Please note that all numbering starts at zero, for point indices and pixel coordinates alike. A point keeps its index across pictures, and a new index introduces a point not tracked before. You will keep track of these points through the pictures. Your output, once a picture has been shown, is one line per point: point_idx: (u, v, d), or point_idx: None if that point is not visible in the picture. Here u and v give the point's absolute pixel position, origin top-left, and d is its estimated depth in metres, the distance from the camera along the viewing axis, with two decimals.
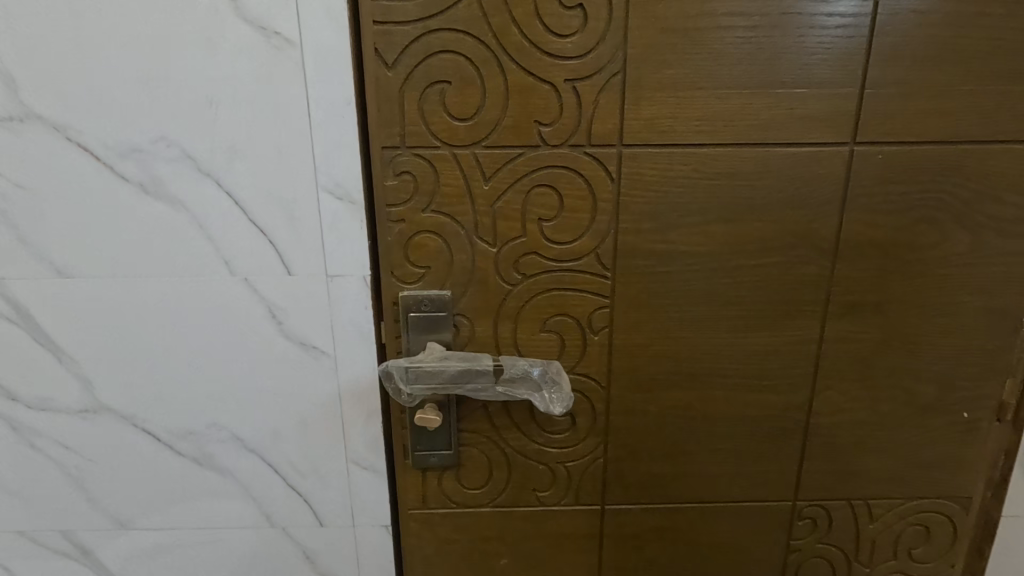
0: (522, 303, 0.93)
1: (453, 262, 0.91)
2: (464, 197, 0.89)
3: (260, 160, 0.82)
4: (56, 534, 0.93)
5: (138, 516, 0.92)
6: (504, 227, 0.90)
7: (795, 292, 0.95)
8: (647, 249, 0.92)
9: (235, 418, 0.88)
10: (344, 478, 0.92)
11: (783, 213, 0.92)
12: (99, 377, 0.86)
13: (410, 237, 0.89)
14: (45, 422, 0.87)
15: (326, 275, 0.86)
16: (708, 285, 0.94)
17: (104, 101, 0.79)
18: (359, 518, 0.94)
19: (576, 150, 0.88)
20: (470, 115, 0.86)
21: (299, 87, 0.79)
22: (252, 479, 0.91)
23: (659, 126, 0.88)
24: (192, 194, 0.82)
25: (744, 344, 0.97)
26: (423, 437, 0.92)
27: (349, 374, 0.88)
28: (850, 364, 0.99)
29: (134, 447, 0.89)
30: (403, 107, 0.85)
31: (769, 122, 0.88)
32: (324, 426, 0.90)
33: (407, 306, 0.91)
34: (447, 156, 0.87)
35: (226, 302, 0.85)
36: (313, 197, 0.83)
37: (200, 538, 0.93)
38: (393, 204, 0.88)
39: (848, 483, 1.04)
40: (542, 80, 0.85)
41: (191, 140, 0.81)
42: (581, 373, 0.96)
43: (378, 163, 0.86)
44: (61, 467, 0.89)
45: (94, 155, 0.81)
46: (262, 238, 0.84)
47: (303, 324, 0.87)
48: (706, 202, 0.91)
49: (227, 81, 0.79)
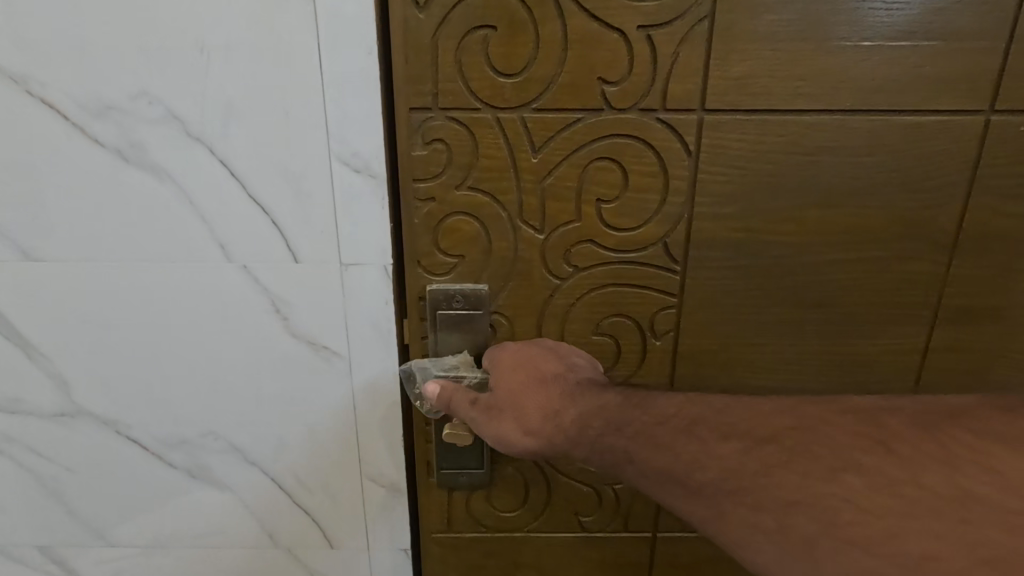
0: (573, 301, 0.78)
1: (492, 250, 0.75)
2: (508, 171, 0.73)
3: (260, 124, 0.66)
4: (33, 549, 0.82)
5: (124, 532, 0.81)
6: (555, 210, 0.74)
7: (899, 294, 0.79)
8: (726, 239, 0.76)
9: (234, 425, 0.77)
10: (358, 496, 0.80)
11: (895, 198, 0.75)
12: (77, 375, 0.74)
13: (441, 219, 0.74)
14: (19, 426, 0.76)
15: (340, 264, 0.72)
16: (796, 283, 0.78)
17: (64, 45, 0.63)
18: (374, 541, 0.82)
19: (646, 115, 0.72)
20: (518, 70, 0.69)
21: (308, 33, 0.63)
22: (254, 494, 0.80)
23: (751, 86, 0.70)
24: (180, 164, 0.67)
25: (832, 351, 0.81)
26: (450, 454, 0.78)
27: (365, 376, 0.76)
28: (954, 376, 0.83)
29: (119, 457, 0.77)
30: (437, 58, 0.68)
31: (889, 83, 0.70)
32: (336, 436, 0.78)
33: (436, 302, 0.76)
34: (488, 122, 0.71)
35: (222, 294, 0.72)
36: (325, 172, 0.69)
37: (193, 556, 0.82)
38: (420, 179, 0.72)
39: None
40: (610, 28, 0.68)
41: (174, 95, 0.65)
42: (637, 383, 0.82)
43: (404, 130, 0.70)
44: (36, 476, 0.78)
45: (60, 112, 0.65)
46: (264, 219, 0.70)
47: (313, 320, 0.74)
48: (802, 184, 0.74)
49: (218, 22, 0.62)
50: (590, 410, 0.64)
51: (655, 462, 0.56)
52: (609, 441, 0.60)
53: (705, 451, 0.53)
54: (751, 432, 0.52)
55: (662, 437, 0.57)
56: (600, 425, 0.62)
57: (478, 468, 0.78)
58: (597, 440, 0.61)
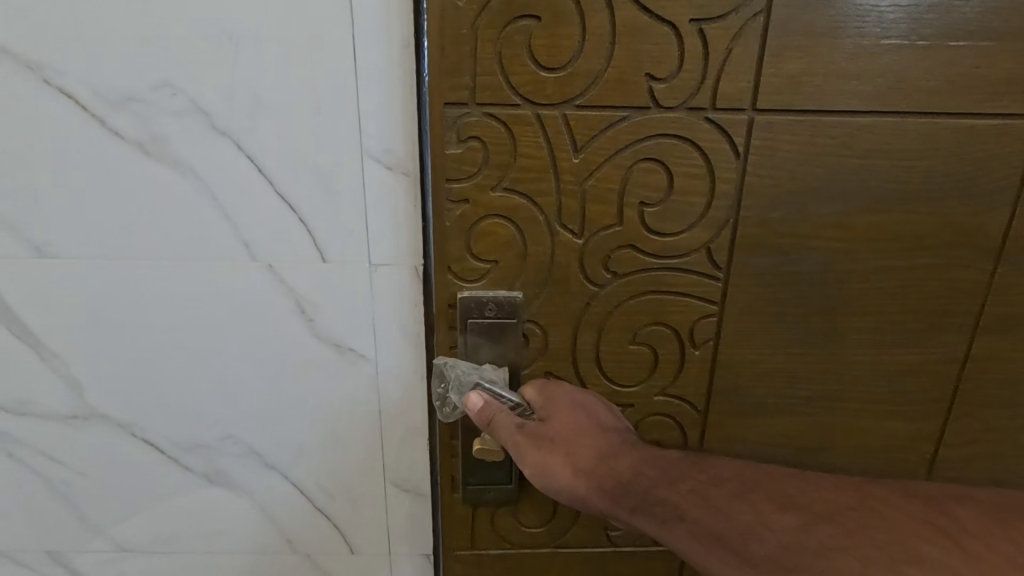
0: (612, 309, 0.74)
1: (528, 255, 0.70)
2: (548, 171, 0.67)
3: (290, 118, 0.62)
4: (40, 554, 0.78)
5: (137, 536, 0.78)
6: (595, 213, 0.69)
7: (943, 304, 0.75)
8: (770, 244, 0.72)
9: (254, 428, 0.74)
10: (381, 500, 0.78)
11: (944, 204, 0.71)
12: (92, 377, 0.71)
13: (475, 222, 0.68)
14: (27, 429, 0.72)
15: (368, 263, 0.69)
16: (840, 290, 0.74)
17: (85, 31, 0.58)
18: (395, 546, 0.80)
19: (694, 115, 0.67)
20: (562, 64, 0.64)
21: (343, 22, 0.60)
22: (272, 498, 0.77)
23: (805, 84, 0.66)
24: (205, 158, 0.63)
25: (871, 361, 0.78)
26: (476, 469, 0.74)
27: (390, 380, 0.74)
28: (997, 388, 0.79)
29: (133, 459, 0.74)
30: (476, 49, 0.62)
31: (944, 84, 0.67)
32: (358, 439, 0.75)
33: (467, 310, 0.71)
34: (529, 120, 0.65)
35: (245, 295, 0.69)
36: (355, 171, 0.65)
37: (207, 561, 0.80)
38: (453, 180, 0.66)
39: None
40: (661, 21, 0.63)
41: (197, 82, 0.60)
42: (673, 394, 0.78)
43: (438, 128, 0.64)
44: (45, 479, 0.74)
45: (80, 104, 0.61)
46: (292, 218, 0.67)
47: (338, 322, 0.71)
48: (851, 186, 0.70)
49: (248, 9, 0.58)
50: (650, 463, 0.59)
51: (707, 525, 0.49)
52: (663, 493, 0.55)
53: (762, 521, 0.46)
54: (814, 509, 0.45)
55: (717, 499, 0.51)
56: (658, 478, 0.56)
57: (507, 483, 0.75)
58: (650, 491, 0.56)
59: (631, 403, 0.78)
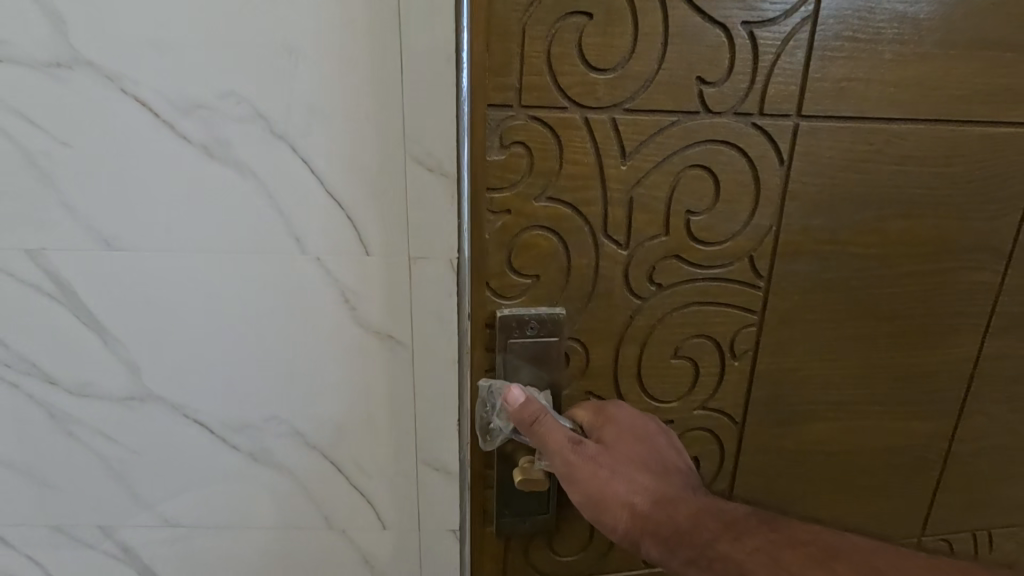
0: (655, 321, 0.74)
1: (571, 268, 0.70)
2: (594, 179, 0.67)
3: (344, 122, 0.65)
4: (94, 530, 0.81)
5: (186, 513, 0.81)
6: (642, 222, 0.69)
7: (960, 304, 0.78)
8: (809, 251, 0.72)
9: (297, 410, 0.77)
10: (413, 481, 0.80)
11: (967, 208, 0.74)
12: (149, 361, 0.74)
13: (516, 235, 0.68)
14: (88, 409, 0.75)
15: (408, 257, 0.71)
16: (868, 296, 0.76)
17: (161, 43, 0.62)
18: (426, 532, 0.82)
19: (742, 120, 0.67)
20: (613, 66, 0.63)
21: (392, 34, 0.62)
22: (312, 476, 0.80)
23: (848, 90, 0.67)
24: (264, 161, 0.66)
25: (897, 362, 0.80)
26: (511, 501, 0.77)
27: (424, 369, 0.75)
28: (1003, 381, 0.83)
29: (183, 438, 0.77)
30: (524, 47, 0.61)
31: (969, 92, 0.69)
32: (393, 422, 0.78)
33: (507, 327, 0.70)
34: (576, 125, 0.65)
35: (293, 285, 0.72)
36: (400, 173, 0.68)
37: (252, 538, 0.82)
38: (494, 189, 0.66)
39: (977, 514, 0.90)
40: (715, 23, 0.63)
41: (263, 93, 0.64)
42: (712, 408, 0.78)
43: (482, 132, 0.63)
44: (101, 458, 0.78)
45: (153, 111, 0.64)
46: (339, 213, 0.69)
47: (378, 311, 0.73)
48: (885, 194, 0.71)
49: (307, 22, 0.62)
50: (710, 511, 0.61)
51: None
52: (724, 547, 0.56)
53: None
54: None
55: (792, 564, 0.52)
56: (719, 530, 0.58)
57: (542, 514, 0.78)
58: (710, 546, 0.58)
59: (672, 419, 0.78)
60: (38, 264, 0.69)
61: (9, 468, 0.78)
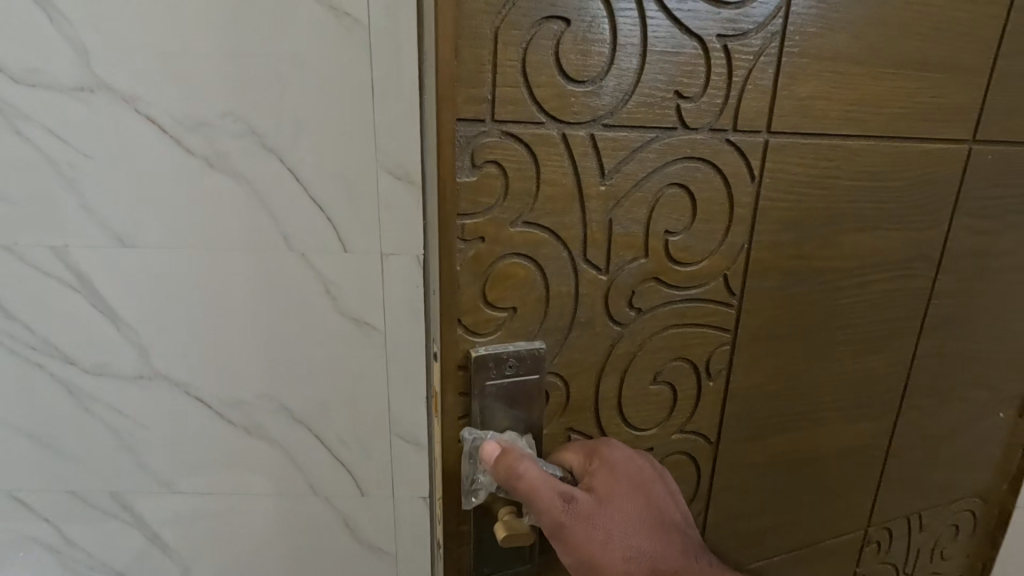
0: (637, 347, 0.62)
1: (549, 298, 0.57)
2: (574, 203, 0.54)
3: (325, 137, 0.72)
4: (104, 494, 0.88)
5: (188, 479, 0.88)
6: (621, 246, 0.57)
7: (891, 325, 0.72)
8: (778, 267, 0.63)
9: (289, 390, 0.84)
10: (388, 453, 0.88)
11: (909, 223, 0.67)
12: (156, 345, 0.80)
13: (491, 266, 0.54)
14: (104, 388, 0.82)
15: (381, 253, 0.77)
16: (827, 308, 0.68)
17: (171, 72, 0.69)
18: (400, 498, 0.91)
19: (717, 137, 0.56)
20: (590, 77, 0.50)
21: (366, 65, 0.69)
22: (299, 449, 0.88)
23: (813, 109, 0.57)
24: (260, 172, 0.73)
25: (844, 378, 0.73)
26: (491, 556, 0.63)
27: (398, 351, 0.83)
28: (924, 382, 0.78)
29: (187, 413, 0.84)
30: (497, 57, 0.47)
31: (911, 112, 0.61)
32: (370, 399, 0.85)
33: (484, 369, 0.56)
34: (553, 140, 0.51)
35: (281, 278, 0.78)
36: (373, 182, 0.74)
37: (250, 503, 0.90)
38: (467, 215, 0.51)
39: (913, 496, 0.85)
40: (689, 35, 0.51)
41: (255, 112, 0.70)
42: (688, 431, 0.68)
43: (452, 153, 0.49)
44: (112, 430, 0.84)
45: (161, 127, 0.71)
46: (319, 215, 0.75)
47: (357, 302, 0.80)
48: (829, 210, 0.63)
49: (296, 54, 0.68)
50: None
51: None
52: None
53: None
54: None
55: None
56: None
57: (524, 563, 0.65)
58: None
59: (651, 447, 0.67)
60: (61, 260, 0.76)
61: (32, 439, 0.84)
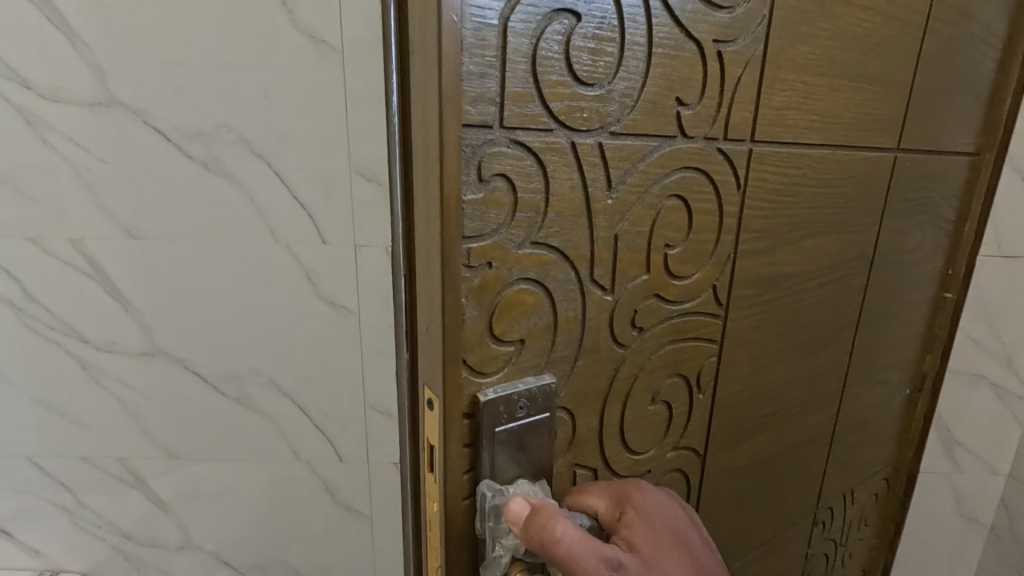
0: (637, 368, 0.54)
1: (557, 333, 0.46)
2: (581, 217, 0.44)
3: (303, 144, 0.85)
4: (113, 460, 1.00)
5: (186, 446, 0.99)
6: (625, 263, 0.48)
7: (840, 320, 0.72)
8: (757, 274, 0.59)
9: (275, 365, 0.96)
10: (363, 423, 1.00)
11: (856, 221, 0.67)
12: (159, 324, 0.92)
13: (499, 294, 0.41)
14: (114, 364, 0.94)
15: (355, 245, 0.90)
16: (790, 309, 0.65)
17: (174, 90, 0.81)
18: (374, 462, 1.03)
19: (710, 146, 0.51)
20: (599, 80, 0.41)
21: (339, 84, 0.82)
22: (286, 418, 0.99)
23: (785, 120, 0.55)
24: (251, 175, 0.86)
25: (813, 376, 0.72)
26: None
27: (372, 331, 0.95)
28: (863, 372, 0.79)
29: (184, 386, 0.96)
30: (505, 56, 0.36)
31: (855, 121, 0.61)
32: (346, 373, 0.97)
33: (495, 420, 0.43)
34: (562, 150, 0.41)
35: (264, 263, 0.90)
36: (347, 184, 0.87)
37: (242, 468, 1.01)
38: (473, 237, 0.39)
39: (846, 472, 0.85)
40: (689, 39, 0.45)
41: (243, 124, 0.83)
42: (682, 447, 0.61)
43: (456, 165, 0.36)
44: (120, 402, 0.96)
45: (165, 136, 0.83)
46: (303, 213, 0.88)
47: (335, 285, 0.92)
48: (797, 216, 0.60)
49: (280, 73, 0.81)
50: None
51: None
52: None
53: None
54: None
55: None
56: None
57: None
58: None
59: (650, 469, 0.58)
60: (78, 250, 0.88)
61: (49, 409, 0.96)
